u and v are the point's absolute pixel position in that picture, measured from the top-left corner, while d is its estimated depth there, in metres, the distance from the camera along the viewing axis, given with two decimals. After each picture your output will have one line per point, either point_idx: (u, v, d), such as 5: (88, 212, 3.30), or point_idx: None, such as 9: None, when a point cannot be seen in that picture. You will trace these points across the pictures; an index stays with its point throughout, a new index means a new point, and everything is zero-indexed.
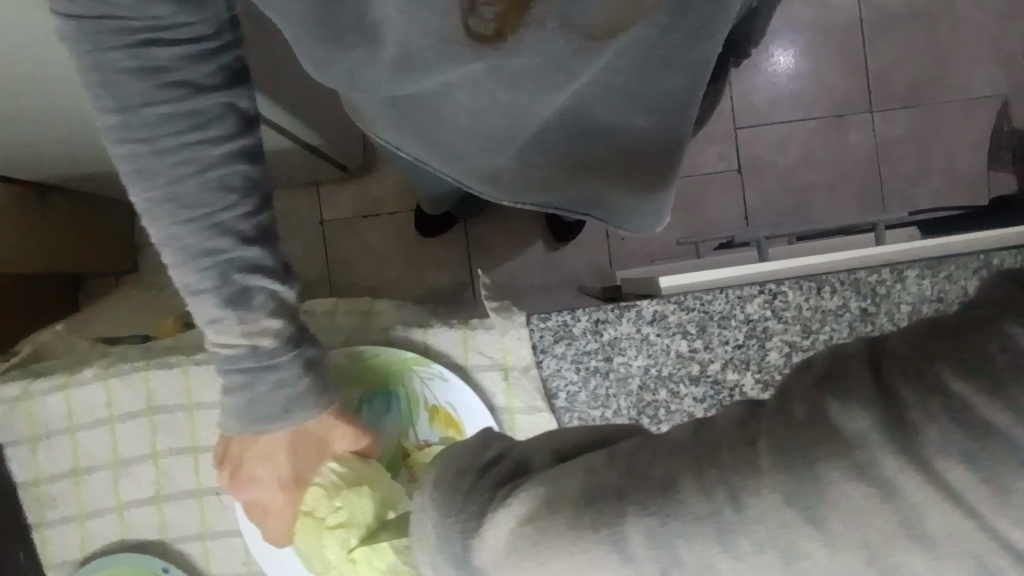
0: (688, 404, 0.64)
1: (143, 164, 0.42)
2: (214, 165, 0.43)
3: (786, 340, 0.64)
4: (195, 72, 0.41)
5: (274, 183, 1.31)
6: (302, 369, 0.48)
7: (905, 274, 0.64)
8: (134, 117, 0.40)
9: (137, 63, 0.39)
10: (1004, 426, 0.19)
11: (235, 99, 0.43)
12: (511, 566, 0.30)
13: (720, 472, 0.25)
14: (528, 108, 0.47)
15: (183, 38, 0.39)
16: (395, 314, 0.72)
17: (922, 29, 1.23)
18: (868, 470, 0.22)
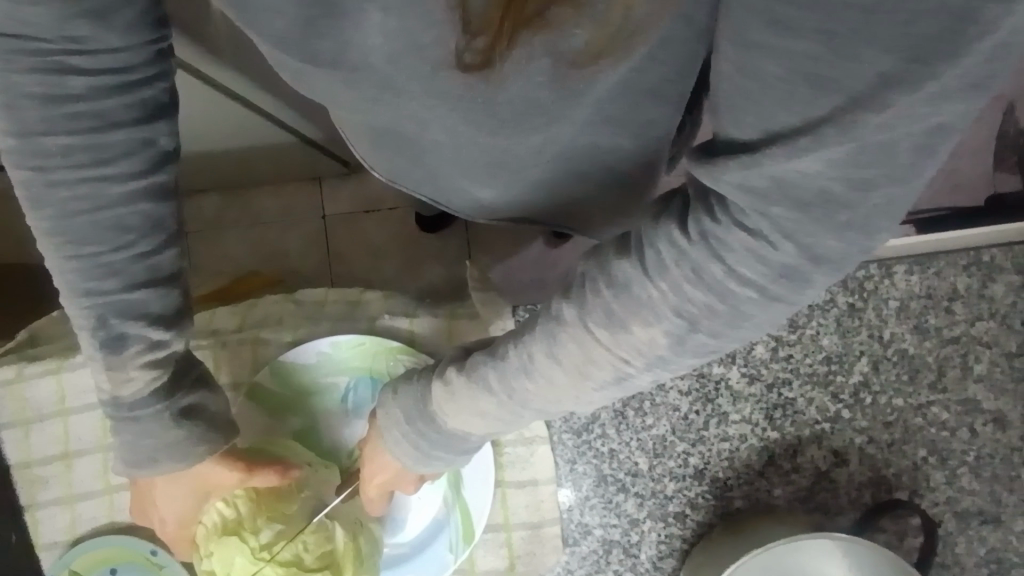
0: (674, 397, 0.66)
1: (35, 193, 0.41)
2: (114, 204, 0.43)
3: (773, 334, 0.67)
4: (105, 108, 0.40)
5: (275, 176, 1.33)
6: (173, 422, 0.48)
7: (894, 270, 0.67)
8: (31, 144, 0.40)
9: (43, 91, 0.38)
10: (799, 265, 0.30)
11: (150, 135, 0.43)
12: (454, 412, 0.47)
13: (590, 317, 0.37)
14: (508, 151, 0.50)
15: (96, 69, 0.39)
16: (384, 303, 0.71)
17: None
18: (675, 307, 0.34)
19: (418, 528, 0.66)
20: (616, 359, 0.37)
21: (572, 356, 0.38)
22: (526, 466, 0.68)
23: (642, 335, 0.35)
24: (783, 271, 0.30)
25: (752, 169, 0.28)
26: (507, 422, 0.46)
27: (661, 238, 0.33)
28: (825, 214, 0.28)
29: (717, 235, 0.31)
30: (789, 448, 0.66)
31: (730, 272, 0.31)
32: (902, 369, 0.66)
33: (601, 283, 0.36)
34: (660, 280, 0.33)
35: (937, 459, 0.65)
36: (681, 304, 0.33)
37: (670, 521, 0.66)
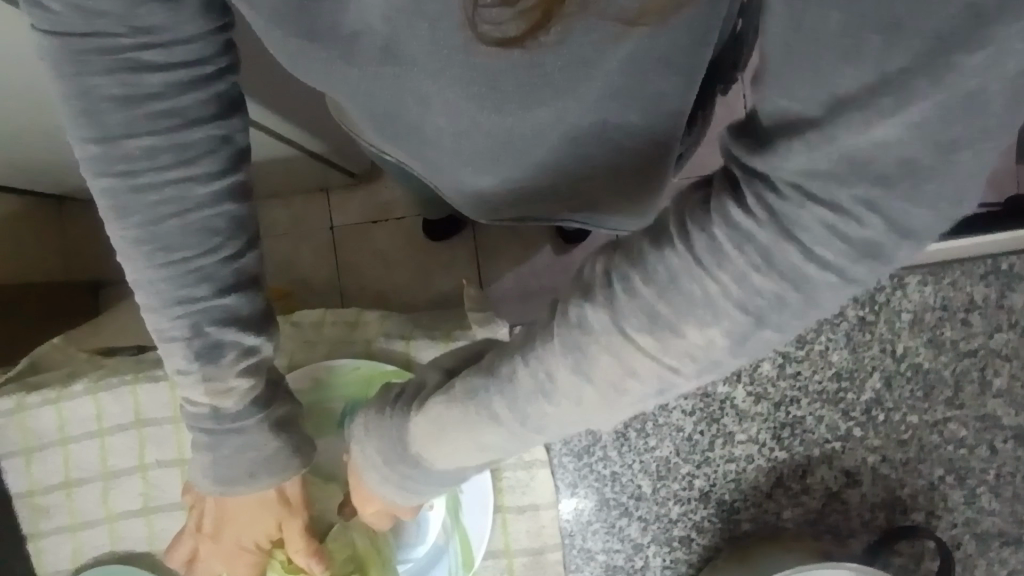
0: (676, 417, 0.64)
1: (122, 202, 0.37)
2: (200, 206, 0.38)
3: (779, 351, 0.64)
4: (185, 104, 0.36)
5: (285, 188, 1.33)
6: (269, 432, 0.46)
7: (907, 280, 0.63)
8: (114, 148, 0.35)
9: (122, 89, 0.34)
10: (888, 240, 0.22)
11: (225, 133, 0.38)
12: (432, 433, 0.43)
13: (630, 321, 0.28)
14: (514, 131, 0.45)
15: (170, 61, 0.34)
16: (381, 325, 0.71)
17: None
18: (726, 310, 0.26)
19: (412, 557, 0.64)
20: (659, 371, 0.29)
21: (604, 372, 0.29)
22: (526, 490, 0.64)
23: (695, 343, 0.27)
24: (866, 250, 0.23)
25: (820, 149, 0.21)
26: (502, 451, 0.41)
27: (714, 219, 0.25)
28: (910, 188, 0.21)
29: (787, 214, 0.23)
30: (798, 469, 0.63)
31: (808, 257, 0.24)
32: (917, 385, 0.63)
33: (637, 278, 0.27)
34: (722, 273, 0.25)
35: (955, 478, 0.62)
36: (745, 300, 0.25)
37: (675, 545, 0.64)
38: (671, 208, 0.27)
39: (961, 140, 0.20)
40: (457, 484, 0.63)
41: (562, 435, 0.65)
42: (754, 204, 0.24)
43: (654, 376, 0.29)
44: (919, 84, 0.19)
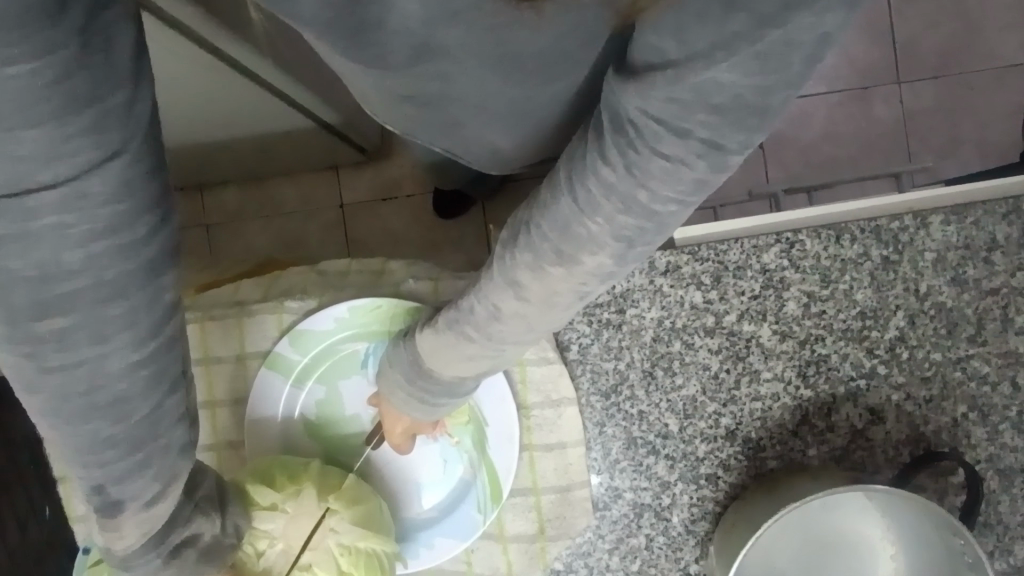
0: (703, 356, 0.65)
1: (30, 376, 0.34)
2: (110, 385, 0.34)
3: (804, 290, 0.64)
4: (111, 279, 0.32)
5: (294, 167, 1.32)
6: (160, 564, 0.45)
7: (929, 220, 0.64)
8: (23, 332, 0.32)
9: (38, 271, 0.31)
10: (706, 172, 0.37)
11: (155, 294, 0.34)
12: (441, 354, 0.55)
13: (558, 254, 0.43)
14: (532, 102, 0.48)
15: (93, 229, 0.31)
16: (407, 269, 0.71)
17: (955, 18, 1.32)
18: (624, 240, 0.41)
19: (440, 495, 0.68)
20: (575, 286, 0.45)
21: (536, 291, 0.46)
22: (553, 428, 0.67)
23: (590, 263, 0.43)
24: (697, 183, 0.38)
25: (679, 83, 0.34)
26: (493, 362, 0.53)
27: (590, 177, 0.40)
28: (736, 119, 0.35)
29: (636, 163, 0.37)
30: (823, 407, 0.64)
31: (654, 197, 0.39)
32: (940, 323, 0.64)
33: (544, 225, 0.43)
34: (596, 216, 0.40)
35: (978, 415, 0.63)
36: (617, 232, 0.41)
37: (702, 483, 0.65)
38: (570, 165, 0.42)
39: (775, 83, 0.34)
40: (483, 417, 0.66)
41: (590, 375, 0.66)
42: (618, 162, 0.38)
43: (571, 290, 0.45)
44: (743, 45, 0.32)
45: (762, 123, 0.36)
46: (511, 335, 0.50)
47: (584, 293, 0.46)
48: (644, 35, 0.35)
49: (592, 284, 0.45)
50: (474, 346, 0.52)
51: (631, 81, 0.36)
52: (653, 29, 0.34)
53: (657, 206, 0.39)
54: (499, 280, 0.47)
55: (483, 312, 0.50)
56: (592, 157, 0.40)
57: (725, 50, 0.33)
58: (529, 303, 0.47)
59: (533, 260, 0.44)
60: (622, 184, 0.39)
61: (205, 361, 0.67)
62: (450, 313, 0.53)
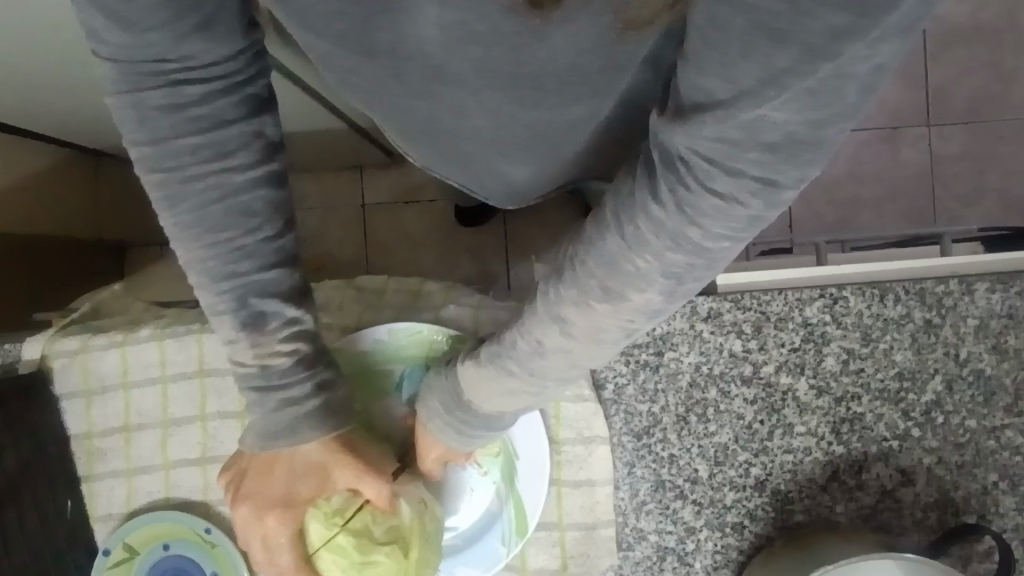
0: (738, 405, 0.65)
1: (172, 191, 0.40)
2: (238, 191, 0.41)
3: (845, 346, 0.64)
4: (219, 109, 0.39)
5: (318, 166, 1.28)
6: (311, 390, 0.50)
7: (974, 286, 0.64)
8: (162, 148, 0.39)
9: (171, 100, 0.37)
10: (762, 210, 0.32)
11: (257, 129, 0.41)
12: (480, 385, 0.52)
13: (611, 292, 0.38)
14: (549, 125, 0.46)
15: (209, 74, 0.38)
16: (446, 294, 0.71)
17: (989, 64, 1.31)
18: (679, 277, 0.36)
19: (467, 522, 0.67)
20: (622, 323, 0.40)
21: (583, 327, 0.41)
22: (583, 465, 0.67)
23: (639, 300, 0.38)
24: (751, 221, 0.33)
25: (726, 121, 0.29)
26: (530, 400, 0.50)
27: (638, 213, 0.35)
28: (792, 154, 0.30)
29: (688, 201, 0.33)
30: (854, 464, 0.64)
31: (707, 234, 0.34)
32: (977, 391, 0.64)
33: (590, 261, 0.38)
34: (643, 253, 0.36)
35: (1008, 484, 0.63)
36: (666, 267, 0.36)
37: (727, 532, 0.64)
38: (615, 200, 0.37)
39: (828, 117, 0.29)
40: (513, 450, 0.66)
41: (623, 414, 0.66)
42: (666, 198, 0.33)
43: (618, 327, 0.40)
44: (793, 80, 0.27)
45: (819, 155, 0.30)
46: (554, 371, 0.45)
47: (632, 331, 0.41)
48: (685, 71, 0.30)
49: (640, 323, 0.40)
50: (515, 378, 0.48)
51: (674, 116, 0.31)
52: (696, 68, 0.29)
53: (711, 244, 0.34)
54: (543, 314, 0.43)
55: (522, 339, 0.45)
56: (639, 196, 0.35)
57: (773, 85, 0.27)
58: (573, 340, 0.42)
59: (579, 291, 0.40)
60: (675, 220, 0.34)
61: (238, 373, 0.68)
62: (492, 345, 0.49)
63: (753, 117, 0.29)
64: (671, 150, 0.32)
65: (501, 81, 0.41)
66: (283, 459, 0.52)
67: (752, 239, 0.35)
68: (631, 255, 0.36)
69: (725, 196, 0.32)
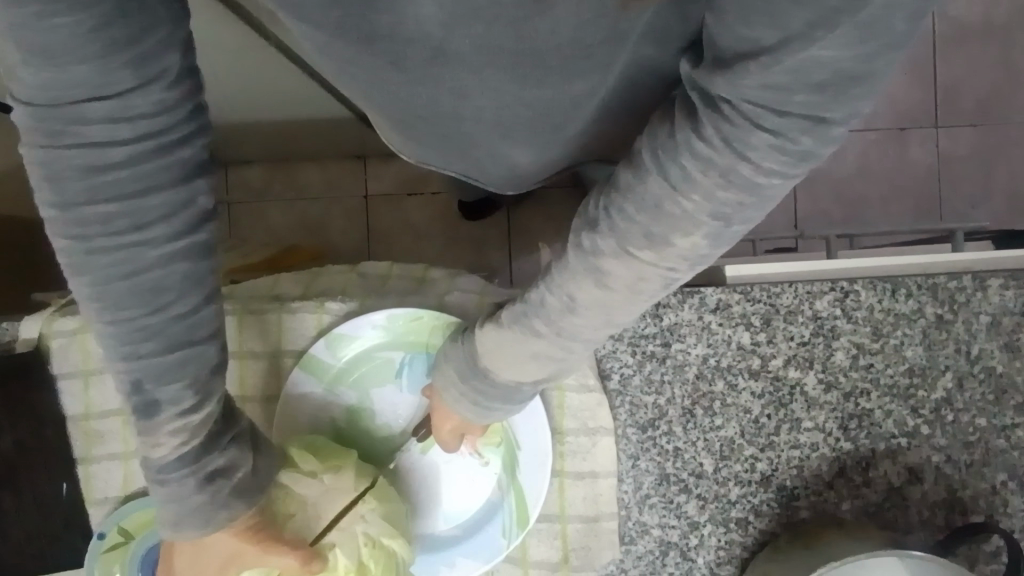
0: (745, 399, 0.64)
1: (77, 260, 0.35)
2: (153, 265, 0.36)
3: (854, 341, 0.63)
4: (143, 174, 0.34)
5: (320, 155, 1.27)
6: (197, 486, 0.43)
7: (987, 282, 0.63)
8: (72, 213, 0.34)
9: (87, 162, 0.33)
10: (812, 146, 0.34)
11: (187, 196, 0.36)
12: (500, 349, 0.52)
13: (654, 238, 0.39)
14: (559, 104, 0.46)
15: (134, 135, 0.33)
16: (450, 281, 0.70)
17: (998, 63, 1.30)
18: (724, 219, 0.37)
19: (465, 512, 0.66)
20: (663, 272, 0.41)
21: (621, 279, 0.41)
22: (587, 457, 0.66)
23: (684, 245, 0.39)
24: (802, 157, 0.34)
25: (780, 64, 0.31)
26: (560, 363, 0.50)
27: (683, 154, 0.36)
28: (842, 92, 0.31)
29: (738, 136, 0.33)
30: (861, 461, 0.63)
31: (758, 169, 0.34)
32: (988, 389, 0.63)
33: (630, 207, 0.39)
34: (692, 194, 0.36)
35: (1017, 485, 0.62)
36: (716, 209, 0.36)
37: (731, 527, 0.64)
38: (656, 143, 0.37)
39: (879, 51, 0.30)
40: (515, 439, 0.65)
41: (628, 406, 0.65)
42: (714, 137, 0.34)
43: (659, 276, 0.41)
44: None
45: (866, 91, 0.32)
46: (585, 329, 0.46)
47: (671, 281, 0.42)
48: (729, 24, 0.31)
49: (680, 272, 0.41)
50: (541, 338, 0.48)
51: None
52: (741, 19, 0.30)
53: (759, 182, 0.35)
54: (577, 267, 0.43)
55: (551, 296, 0.46)
56: (683, 135, 0.36)
57: (825, 25, 0.29)
58: (610, 292, 0.42)
59: (619, 241, 0.40)
60: (722, 159, 0.35)
61: (239, 356, 0.66)
62: (516, 306, 0.49)
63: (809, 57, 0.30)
64: (721, 93, 0.33)
65: (510, 61, 0.40)
66: (184, 552, 0.47)
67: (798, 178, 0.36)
68: (675, 197, 0.37)
69: (775, 134, 0.33)
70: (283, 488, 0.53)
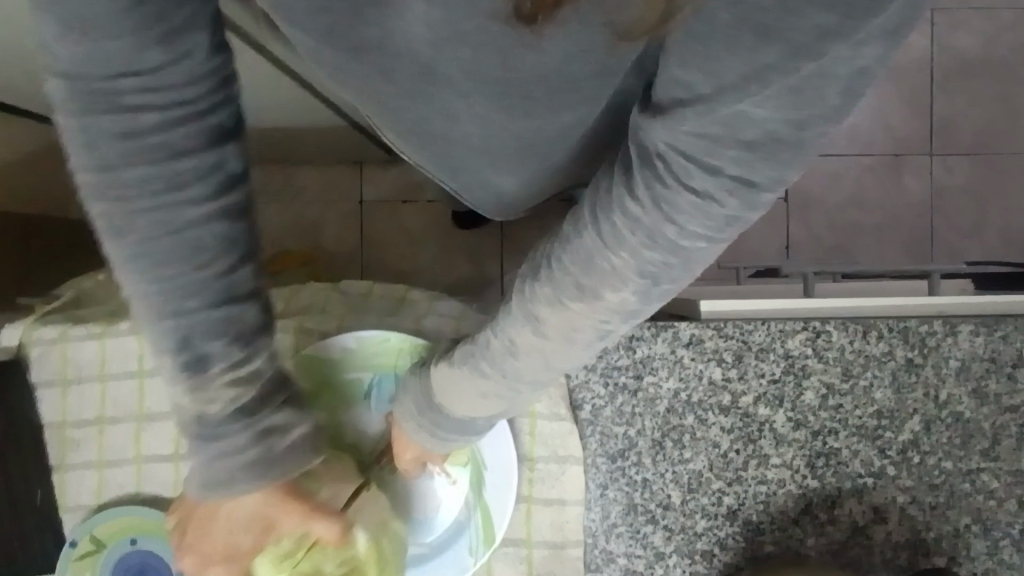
0: (714, 433, 0.64)
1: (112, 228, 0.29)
2: (149, 290, 0.31)
3: (824, 381, 0.64)
4: (175, 150, 0.27)
5: (317, 159, 1.27)
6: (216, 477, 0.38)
7: (958, 328, 0.64)
8: (111, 178, 0.28)
9: (121, 130, 0.26)
10: (739, 208, 0.29)
11: (153, 233, 0.30)
12: (449, 381, 0.49)
13: (585, 291, 0.35)
14: (538, 145, 0.45)
15: (167, 115, 0.27)
16: (429, 304, 0.71)
17: (996, 97, 1.30)
18: (655, 278, 0.33)
19: (433, 532, 0.66)
20: (596, 323, 0.37)
21: (556, 327, 0.38)
22: (555, 483, 0.67)
23: (614, 299, 0.35)
24: (728, 221, 0.30)
25: (709, 116, 0.27)
26: (506, 402, 0.47)
27: (614, 209, 0.32)
28: (770, 153, 0.28)
29: (665, 197, 0.30)
30: (827, 499, 0.64)
31: (682, 232, 0.31)
32: (955, 433, 0.63)
33: (564, 257, 0.35)
34: (619, 251, 0.32)
35: (980, 528, 0.63)
36: (643, 266, 0.32)
37: (696, 559, 0.64)
38: (596, 197, 0.34)
39: (811, 117, 0.27)
40: (483, 459, 0.65)
41: (598, 436, 0.66)
42: (641, 196, 0.30)
43: (592, 326, 0.37)
44: (777, 78, 0.25)
45: (799, 158, 0.28)
46: (529, 373, 0.42)
47: (608, 333, 0.38)
48: (667, 63, 0.28)
49: (618, 326, 0.37)
50: (487, 379, 0.45)
51: (653, 111, 0.29)
52: (677, 60, 0.27)
53: (688, 243, 0.31)
54: (516, 311, 0.40)
55: (491, 336, 0.43)
56: (616, 190, 0.32)
57: (757, 81, 0.25)
58: (547, 341, 0.39)
59: (553, 291, 0.36)
60: (655, 215, 0.30)
61: None
62: (468, 344, 0.47)
63: (736, 111, 0.26)
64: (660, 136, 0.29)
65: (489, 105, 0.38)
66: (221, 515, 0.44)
67: (730, 240, 0.32)
68: (604, 258, 0.33)
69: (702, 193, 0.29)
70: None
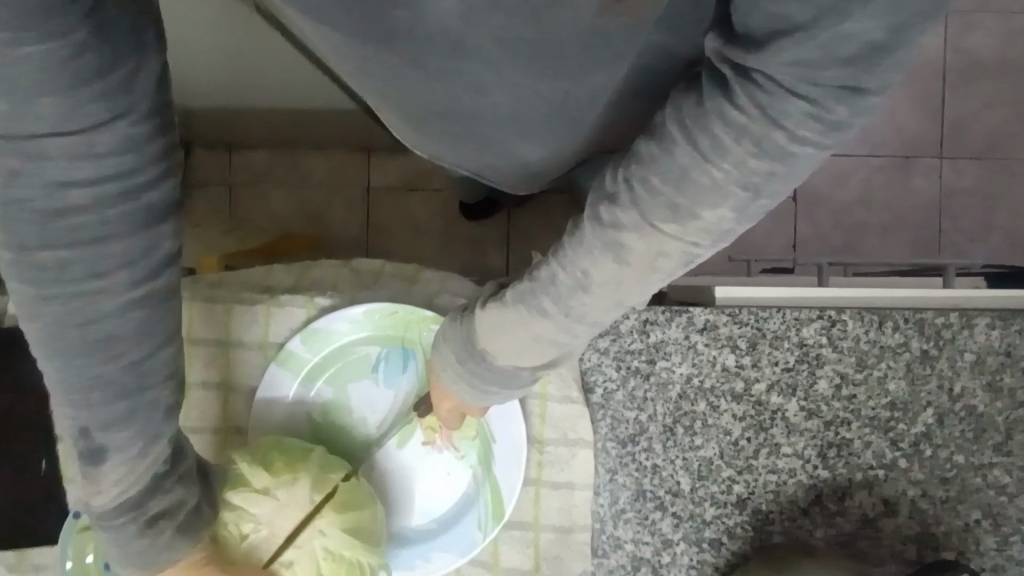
0: (726, 420, 0.64)
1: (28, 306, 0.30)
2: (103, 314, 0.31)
3: (838, 371, 0.64)
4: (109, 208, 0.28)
5: (324, 143, 1.25)
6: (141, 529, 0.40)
7: (975, 321, 0.63)
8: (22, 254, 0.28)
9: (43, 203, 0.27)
10: (847, 116, 0.30)
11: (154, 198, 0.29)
12: (491, 323, 0.46)
13: (678, 213, 0.34)
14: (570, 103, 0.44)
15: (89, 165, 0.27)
16: (441, 283, 0.70)
17: (1008, 100, 1.30)
18: (758, 191, 0.33)
19: (438, 506, 0.65)
20: (686, 247, 0.36)
21: (639, 253, 0.36)
22: (564, 467, 0.67)
23: (710, 219, 0.34)
24: (834, 127, 0.30)
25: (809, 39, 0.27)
26: (563, 348, 0.45)
27: (713, 121, 0.31)
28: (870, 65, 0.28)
29: (774, 105, 0.29)
30: (837, 490, 0.64)
31: (793, 138, 0.30)
32: (968, 426, 0.63)
33: (654, 178, 0.34)
34: (721, 161, 0.32)
35: (990, 523, 0.63)
36: (746, 179, 0.32)
37: (704, 547, 0.64)
38: (679, 114, 0.33)
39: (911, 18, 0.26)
40: (491, 434, 0.65)
41: (610, 420, 0.66)
42: (745, 103, 0.30)
43: (680, 251, 0.36)
44: None
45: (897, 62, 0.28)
46: (598, 311, 0.41)
47: (694, 259, 0.37)
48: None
49: (709, 249, 0.37)
50: (547, 322, 0.42)
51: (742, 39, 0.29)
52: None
53: (794, 149, 0.31)
54: (591, 241, 0.37)
55: (548, 273, 0.41)
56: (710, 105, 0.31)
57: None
58: (627, 269, 0.37)
59: (641, 216, 0.35)
60: (760, 123, 0.30)
61: (227, 344, 0.66)
62: (522, 283, 0.43)
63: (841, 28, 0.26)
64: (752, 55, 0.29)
65: (529, 62, 0.37)
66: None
67: (833, 151, 0.32)
68: (705, 171, 0.32)
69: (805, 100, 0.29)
70: (233, 512, 0.53)
